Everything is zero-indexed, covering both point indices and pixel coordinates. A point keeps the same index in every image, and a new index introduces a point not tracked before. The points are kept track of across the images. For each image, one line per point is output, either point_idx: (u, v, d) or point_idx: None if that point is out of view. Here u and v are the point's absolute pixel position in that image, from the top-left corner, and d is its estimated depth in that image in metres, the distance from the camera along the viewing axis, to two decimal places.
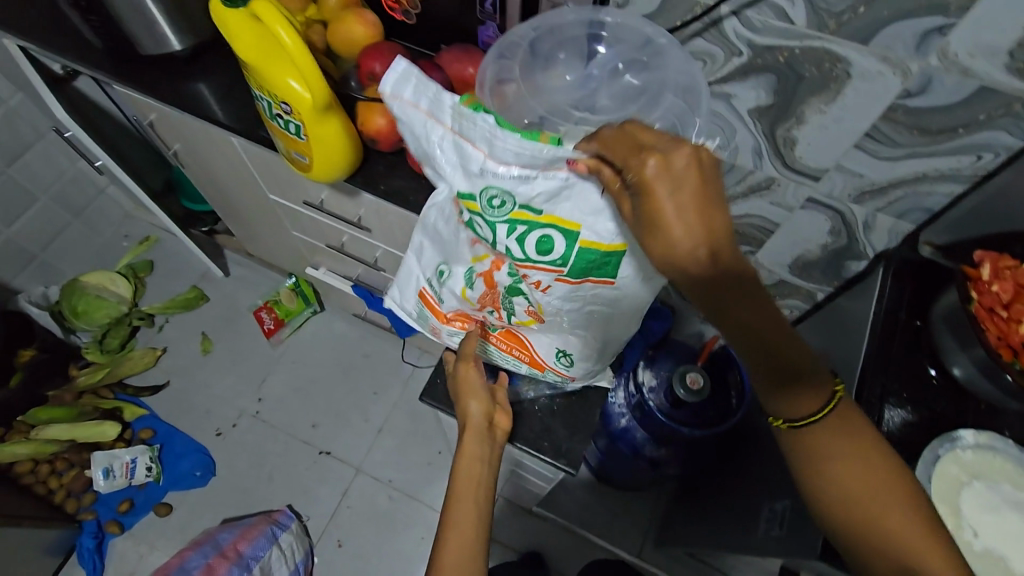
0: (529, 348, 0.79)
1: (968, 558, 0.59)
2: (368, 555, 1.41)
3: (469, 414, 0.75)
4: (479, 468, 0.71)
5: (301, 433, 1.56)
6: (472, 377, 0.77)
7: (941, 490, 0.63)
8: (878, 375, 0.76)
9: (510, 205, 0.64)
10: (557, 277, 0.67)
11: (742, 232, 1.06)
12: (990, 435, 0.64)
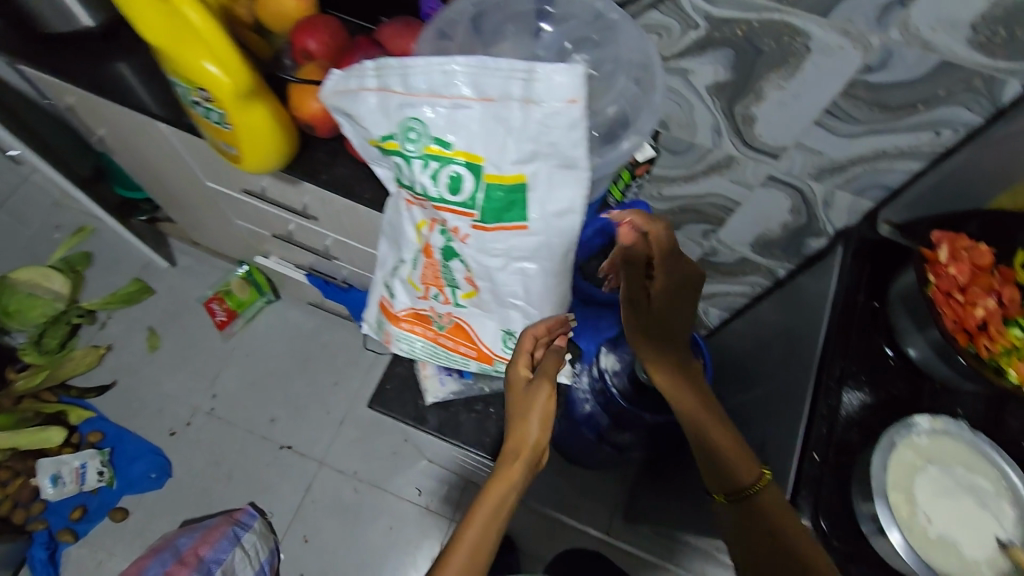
0: (469, 332, 0.67)
1: (922, 546, 0.60)
2: (335, 548, 1.42)
3: (525, 435, 0.56)
4: (504, 508, 0.55)
5: (259, 428, 1.53)
6: (546, 396, 0.57)
7: (896, 477, 0.63)
8: (837, 356, 0.76)
9: (424, 138, 0.53)
10: (472, 224, 0.56)
11: (703, 210, 1.04)
12: (944, 420, 0.64)
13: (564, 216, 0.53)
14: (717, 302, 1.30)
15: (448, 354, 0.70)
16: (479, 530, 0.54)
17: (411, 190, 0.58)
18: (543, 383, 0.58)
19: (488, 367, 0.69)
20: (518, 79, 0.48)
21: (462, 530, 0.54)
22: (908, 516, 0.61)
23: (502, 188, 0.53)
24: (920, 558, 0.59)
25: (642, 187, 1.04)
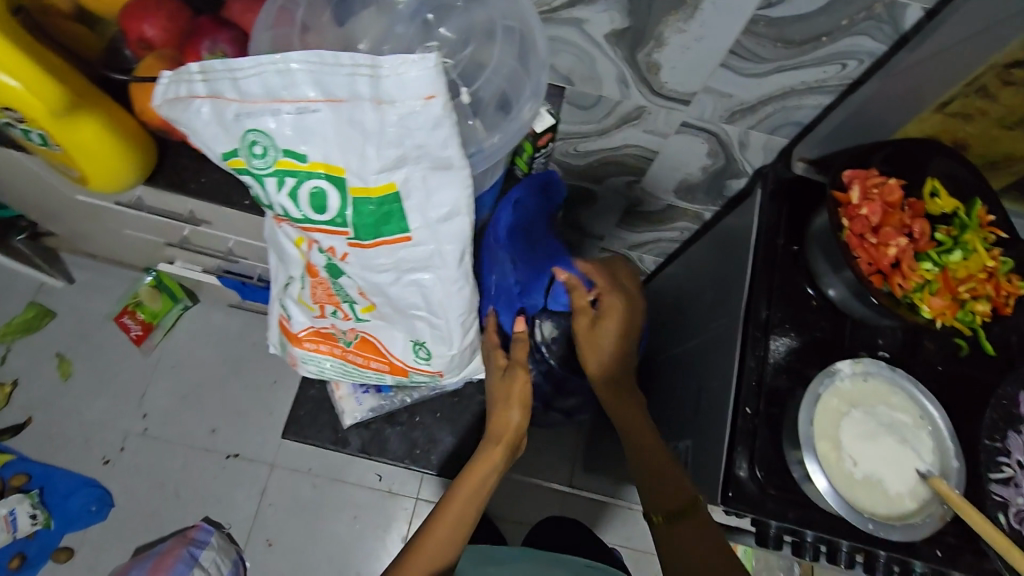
0: (376, 346, 0.61)
1: (849, 491, 0.61)
2: (301, 546, 1.41)
3: (505, 421, 0.73)
4: (481, 489, 0.72)
5: (201, 441, 1.46)
6: (521, 388, 0.73)
7: (822, 426, 0.63)
8: (762, 304, 0.76)
9: (274, 151, 0.46)
10: (348, 243, 0.49)
11: (623, 162, 0.99)
12: (865, 362, 0.64)
13: (450, 219, 0.48)
14: (650, 248, 1.28)
15: (361, 369, 0.64)
16: (462, 502, 0.71)
17: (274, 210, 0.50)
18: (519, 379, 0.73)
19: (404, 378, 0.64)
20: (363, 76, 0.41)
21: (449, 504, 0.70)
22: (836, 463, 0.62)
23: (373, 201, 0.46)
24: (847, 501, 0.61)
25: (557, 145, 0.98)
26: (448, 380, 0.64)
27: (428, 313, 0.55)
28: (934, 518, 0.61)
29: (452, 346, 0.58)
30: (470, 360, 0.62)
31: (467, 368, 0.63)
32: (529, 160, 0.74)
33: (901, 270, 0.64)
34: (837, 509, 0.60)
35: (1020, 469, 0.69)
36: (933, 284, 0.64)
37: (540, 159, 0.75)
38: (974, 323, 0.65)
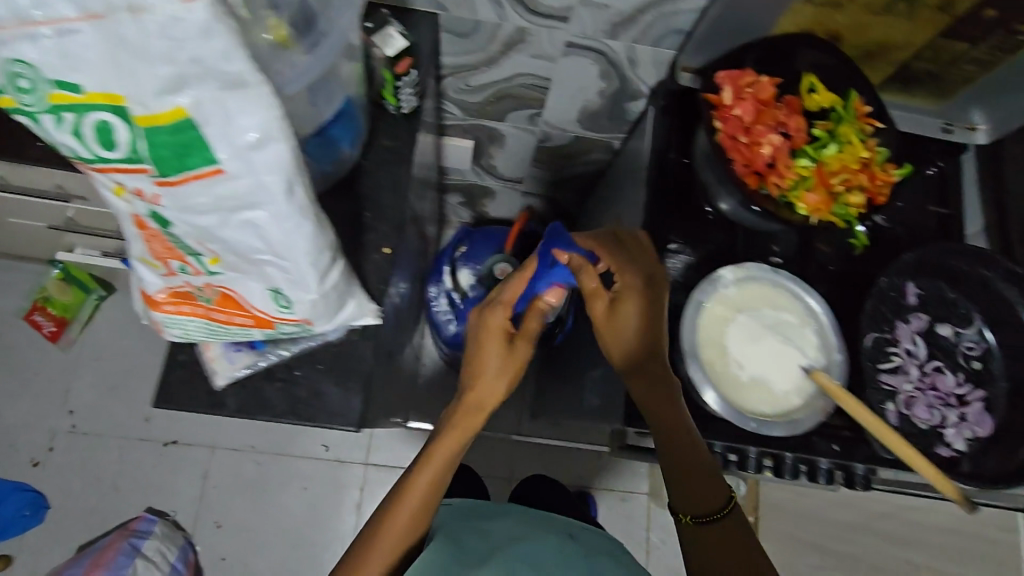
0: (235, 299, 0.57)
1: (737, 395, 0.62)
2: (251, 524, 1.39)
3: (485, 392, 0.62)
4: (446, 474, 0.63)
5: (135, 431, 1.41)
6: (516, 360, 0.62)
7: (707, 333, 0.63)
8: (659, 220, 0.76)
9: (40, 83, 0.40)
10: (154, 180, 0.45)
11: (518, 95, 0.95)
12: (747, 267, 0.63)
13: (264, 147, 0.43)
14: (570, 185, 1.25)
15: (227, 329, 0.60)
16: (425, 487, 0.62)
17: (70, 154, 0.45)
18: (518, 350, 0.61)
19: (273, 331, 0.60)
20: None
21: (409, 490, 0.62)
22: (721, 369, 0.62)
23: (167, 131, 0.42)
24: (732, 405, 0.61)
25: (449, 81, 0.92)
26: (323, 328, 0.61)
27: (274, 257, 0.51)
28: (817, 412, 0.61)
29: (311, 289, 0.55)
30: (341, 304, 0.59)
31: (341, 312, 0.61)
32: (396, 91, 0.68)
33: (776, 169, 0.63)
34: (721, 413, 0.60)
35: (906, 357, 0.71)
36: (808, 180, 0.62)
37: (410, 93, 0.69)
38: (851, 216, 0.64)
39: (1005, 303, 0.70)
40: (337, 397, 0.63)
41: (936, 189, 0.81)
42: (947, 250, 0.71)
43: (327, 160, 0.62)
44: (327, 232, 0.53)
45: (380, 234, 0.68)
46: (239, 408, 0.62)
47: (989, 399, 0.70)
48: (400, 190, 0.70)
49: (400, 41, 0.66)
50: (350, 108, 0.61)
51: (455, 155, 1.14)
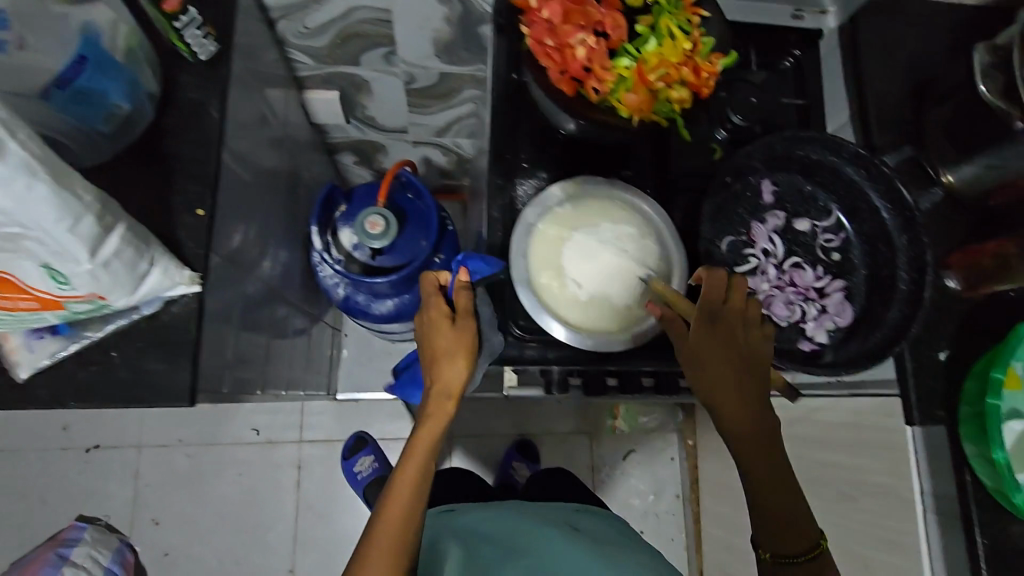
0: (8, 282, 0.52)
1: (574, 315, 0.61)
2: (191, 516, 1.33)
3: (447, 375, 0.65)
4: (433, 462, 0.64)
5: (51, 441, 1.33)
6: (465, 336, 0.65)
7: (541, 255, 0.62)
8: (506, 145, 0.72)
9: None
10: None
11: (364, 33, 0.88)
12: (574, 182, 0.63)
13: None
14: (458, 129, 1.16)
15: (19, 314, 0.55)
16: (415, 477, 0.62)
17: None
18: (465, 327, 0.65)
19: (68, 312, 0.56)
20: None
21: (400, 481, 0.62)
22: (559, 290, 0.61)
23: None
24: (572, 326, 0.61)
25: (284, 26, 0.85)
26: (124, 298, 0.56)
27: (19, 227, 0.46)
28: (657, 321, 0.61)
29: (81, 261, 0.50)
30: (136, 274, 0.55)
31: (142, 283, 0.56)
32: (181, 35, 0.62)
33: (592, 72, 0.59)
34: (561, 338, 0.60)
35: (764, 258, 0.71)
36: (627, 81, 0.59)
37: (198, 33, 0.63)
38: (676, 113, 0.62)
39: (856, 188, 0.69)
40: (161, 374, 0.59)
41: (790, 81, 0.81)
42: (794, 140, 0.68)
43: (97, 115, 0.57)
44: (79, 194, 0.47)
45: (190, 194, 0.62)
46: (52, 398, 0.59)
47: (849, 288, 0.70)
48: (208, 143, 0.64)
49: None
50: (111, 56, 0.57)
51: (323, 108, 1.06)
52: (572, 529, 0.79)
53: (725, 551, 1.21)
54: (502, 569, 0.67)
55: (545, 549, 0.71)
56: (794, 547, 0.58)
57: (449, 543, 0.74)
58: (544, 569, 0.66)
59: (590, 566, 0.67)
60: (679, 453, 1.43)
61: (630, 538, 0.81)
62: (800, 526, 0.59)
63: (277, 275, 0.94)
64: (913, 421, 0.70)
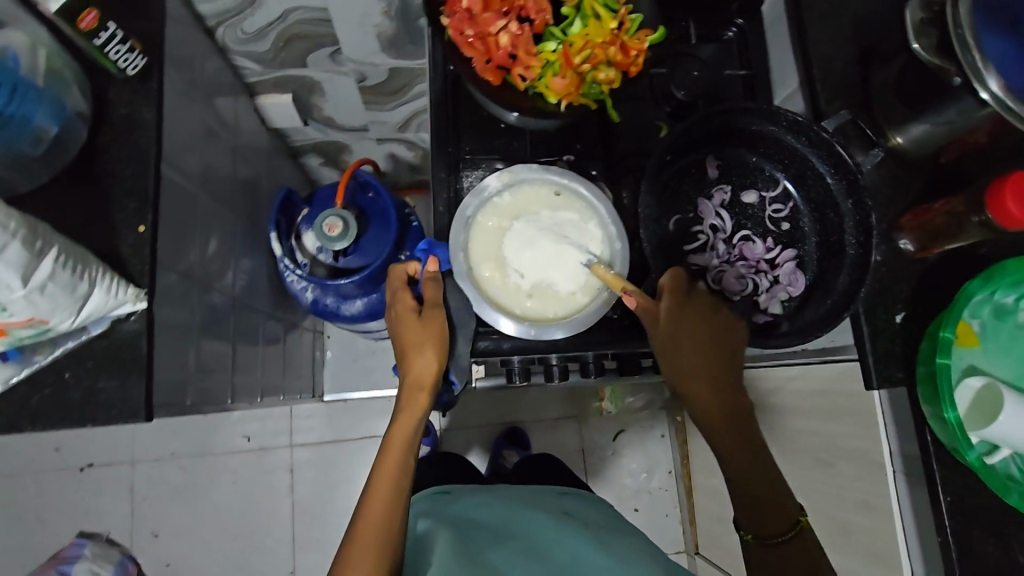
0: None
1: (518, 305, 0.62)
2: (189, 528, 1.33)
3: (418, 368, 0.65)
4: (410, 458, 0.65)
5: (45, 462, 1.33)
6: (434, 325, 0.65)
7: (483, 246, 0.63)
8: (447, 137, 0.72)
9: None
10: None
11: (307, 34, 0.86)
12: (509, 172, 0.63)
13: None
14: (419, 124, 1.14)
15: None
16: (394, 475, 0.63)
17: None
18: (432, 317, 0.65)
19: (13, 339, 0.56)
20: None
21: (380, 479, 0.62)
22: (502, 282, 0.62)
23: None
24: (519, 317, 0.62)
25: (223, 33, 0.85)
26: (67, 321, 0.57)
27: None
28: (602, 303, 0.62)
29: (14, 287, 0.51)
30: (76, 296, 0.55)
31: (84, 305, 0.56)
32: (105, 52, 0.60)
33: (519, 59, 0.59)
34: (510, 331, 0.61)
35: (713, 234, 0.71)
36: (553, 64, 0.59)
37: (122, 48, 0.61)
38: (604, 92, 0.63)
39: (799, 156, 0.69)
40: (112, 392, 0.60)
41: (734, 54, 0.79)
42: (732, 112, 0.68)
43: (23, 139, 0.56)
44: (1, 221, 0.48)
45: (129, 212, 0.62)
46: (9, 424, 0.60)
47: (800, 258, 0.70)
48: (143, 160, 0.64)
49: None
50: (33, 80, 0.57)
51: (278, 113, 1.05)
52: (563, 513, 0.80)
53: (717, 522, 1.22)
54: (495, 555, 0.68)
55: (535, 538, 0.72)
56: (767, 521, 0.61)
57: (440, 524, 0.74)
58: (538, 558, 0.67)
59: (582, 555, 0.68)
60: (668, 430, 1.44)
61: (617, 522, 0.82)
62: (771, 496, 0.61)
63: (242, 284, 0.94)
64: (872, 385, 0.69)
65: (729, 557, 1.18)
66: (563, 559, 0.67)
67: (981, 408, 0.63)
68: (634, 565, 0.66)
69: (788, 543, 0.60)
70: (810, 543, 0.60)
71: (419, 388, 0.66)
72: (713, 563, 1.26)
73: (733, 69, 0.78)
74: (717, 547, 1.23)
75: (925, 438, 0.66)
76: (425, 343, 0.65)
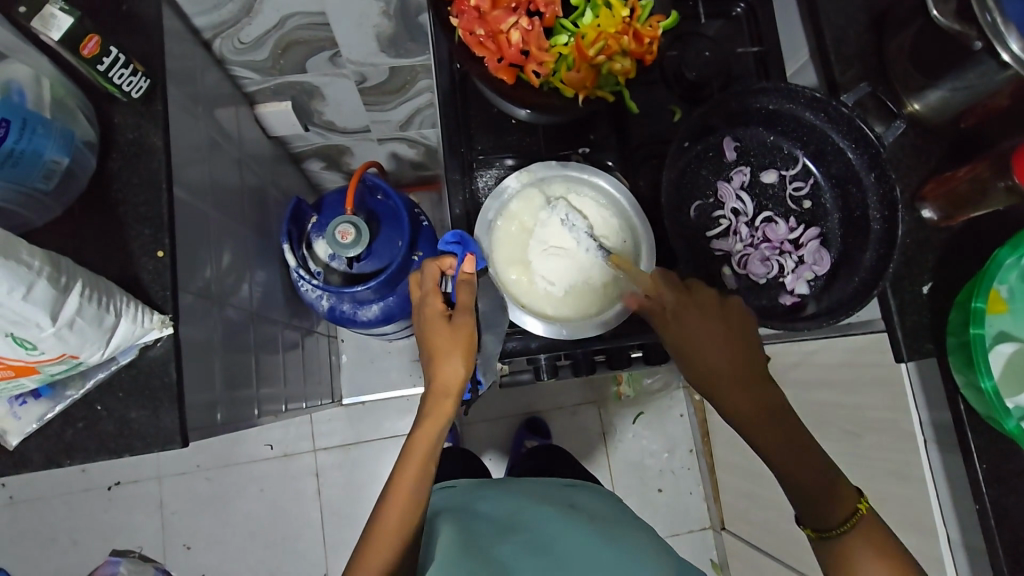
0: None
1: (547, 303, 0.69)
2: (220, 538, 1.34)
3: (443, 374, 0.62)
4: (430, 466, 0.61)
5: (72, 483, 1.33)
6: (463, 331, 0.62)
7: (508, 252, 0.69)
8: (459, 138, 0.72)
9: None
10: None
11: (304, 39, 0.84)
12: (527, 173, 0.69)
13: None
14: (421, 121, 1.12)
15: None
16: (410, 484, 0.60)
17: None
18: (463, 323, 0.63)
19: (44, 375, 0.56)
20: None
21: (395, 488, 0.60)
22: (529, 285, 0.69)
23: None
24: (547, 318, 0.68)
25: (220, 45, 0.83)
26: (96, 354, 0.56)
27: None
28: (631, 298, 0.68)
29: (43, 326, 0.51)
30: (103, 329, 0.55)
31: (111, 337, 0.56)
32: (108, 77, 0.59)
33: (531, 56, 0.59)
34: (540, 331, 0.67)
35: (734, 218, 0.71)
36: (568, 59, 0.59)
37: (126, 71, 0.60)
38: (620, 83, 0.63)
39: (818, 132, 0.68)
40: (145, 421, 0.60)
41: (744, 30, 0.77)
42: (747, 93, 0.67)
43: (35, 175, 0.56)
44: (26, 261, 0.48)
45: (145, 238, 0.62)
46: (45, 459, 0.60)
47: (824, 235, 0.69)
48: (155, 183, 0.63)
49: (66, 20, 0.56)
50: (39, 114, 0.56)
51: (278, 120, 1.03)
52: (569, 505, 0.76)
53: (742, 497, 1.23)
54: (500, 549, 0.64)
55: (543, 532, 0.68)
56: (832, 515, 0.55)
57: (444, 520, 0.71)
58: (546, 552, 0.64)
59: (592, 550, 0.64)
60: (687, 408, 1.44)
61: (629, 516, 0.78)
62: (831, 493, 0.56)
63: (257, 296, 0.93)
64: (903, 357, 0.69)
65: (756, 531, 1.18)
66: (571, 551, 0.64)
67: (1014, 377, 0.63)
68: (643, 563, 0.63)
69: (859, 546, 0.53)
70: (883, 538, 0.54)
71: (443, 395, 0.63)
72: (740, 538, 1.27)
73: (743, 46, 0.76)
74: (744, 521, 1.23)
75: (958, 407, 0.66)
76: (453, 347, 0.62)
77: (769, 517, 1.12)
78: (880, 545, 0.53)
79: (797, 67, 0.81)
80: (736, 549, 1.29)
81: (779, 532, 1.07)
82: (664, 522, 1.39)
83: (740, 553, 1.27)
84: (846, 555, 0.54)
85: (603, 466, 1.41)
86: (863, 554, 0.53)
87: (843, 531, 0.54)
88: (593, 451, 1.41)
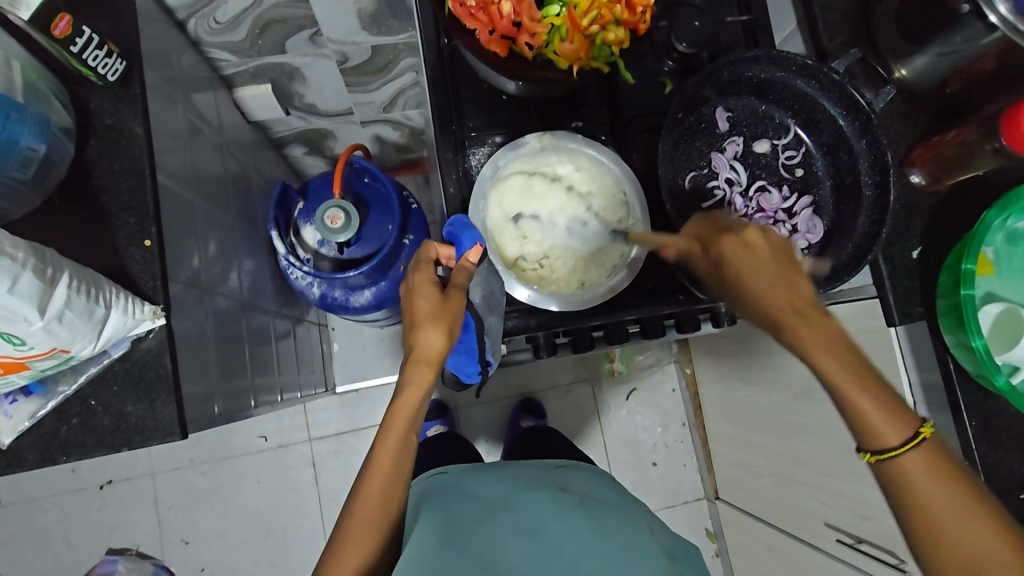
0: None
1: (530, 274, 0.70)
2: (215, 531, 1.33)
3: (425, 342, 0.59)
4: (411, 437, 0.59)
5: (62, 483, 1.30)
6: (451, 304, 0.61)
7: (504, 217, 0.70)
8: (450, 116, 0.72)
9: None
10: None
11: (284, 17, 0.81)
12: (549, 137, 0.69)
13: None
14: (404, 101, 1.09)
15: None
16: (387, 462, 0.57)
17: None
18: (453, 299, 0.61)
19: (34, 371, 0.55)
20: None
21: (376, 463, 0.57)
22: (519, 253, 0.70)
23: None
24: (534, 286, 0.69)
25: (195, 25, 0.80)
26: (84, 350, 0.55)
27: None
28: (607, 291, 0.69)
29: (32, 320, 0.49)
30: (94, 321, 0.53)
31: (102, 330, 0.55)
32: (83, 60, 0.57)
33: (524, 26, 0.58)
34: (526, 299, 0.68)
35: (729, 188, 0.71)
36: (561, 30, 0.58)
37: (101, 53, 0.58)
38: (614, 53, 0.63)
39: (809, 100, 0.68)
40: (142, 414, 0.59)
41: None
42: (739, 62, 0.67)
43: (13, 164, 0.53)
44: (9, 252, 0.47)
45: (131, 227, 0.60)
46: (41, 457, 0.58)
47: (817, 203, 0.70)
48: (139, 170, 0.61)
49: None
50: (12, 98, 0.53)
51: (259, 104, 1.00)
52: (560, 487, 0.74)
53: (735, 467, 1.25)
54: (482, 532, 0.62)
55: (527, 509, 0.65)
56: (892, 434, 0.48)
57: (428, 504, 0.69)
58: (530, 533, 0.62)
59: (576, 532, 0.61)
60: (678, 383, 1.46)
61: (621, 497, 0.76)
62: (892, 412, 0.48)
63: (246, 285, 0.91)
64: (894, 322, 0.70)
65: (749, 497, 1.21)
66: (557, 532, 0.61)
67: (1000, 335, 0.64)
68: (628, 542, 0.61)
69: (918, 466, 0.47)
70: (945, 456, 0.47)
71: (428, 369, 0.59)
72: (734, 506, 1.29)
73: (733, 16, 0.75)
74: (737, 489, 1.26)
75: (948, 366, 0.67)
76: (439, 318, 0.60)
77: (761, 485, 1.14)
78: (942, 468, 0.47)
79: (785, 35, 0.81)
80: (729, 517, 1.32)
81: (771, 497, 1.10)
82: (659, 494, 1.42)
83: (734, 520, 1.29)
84: (909, 480, 0.47)
85: (599, 443, 1.42)
86: (923, 476, 0.47)
87: (903, 451, 0.47)
88: (588, 428, 1.42)
